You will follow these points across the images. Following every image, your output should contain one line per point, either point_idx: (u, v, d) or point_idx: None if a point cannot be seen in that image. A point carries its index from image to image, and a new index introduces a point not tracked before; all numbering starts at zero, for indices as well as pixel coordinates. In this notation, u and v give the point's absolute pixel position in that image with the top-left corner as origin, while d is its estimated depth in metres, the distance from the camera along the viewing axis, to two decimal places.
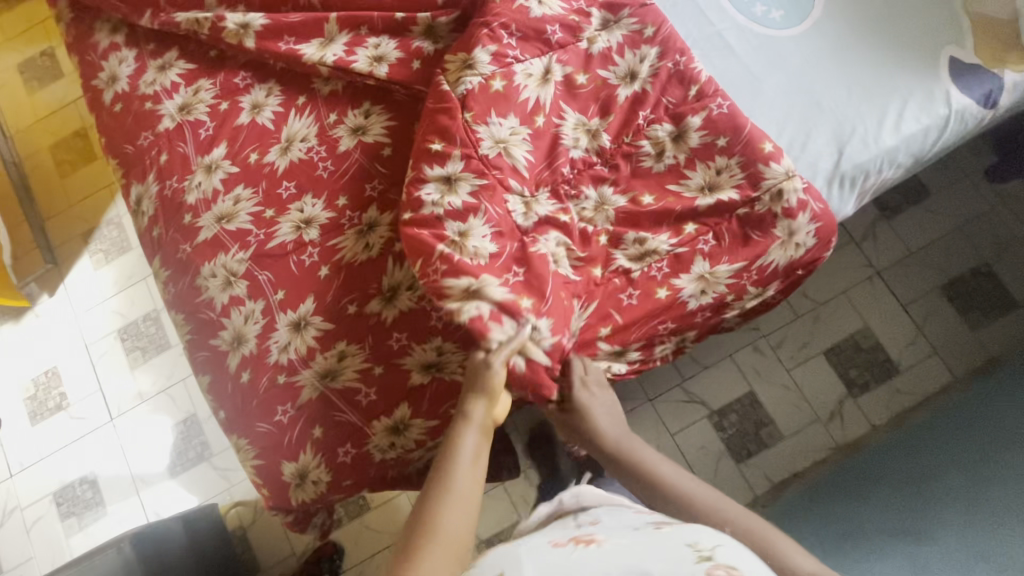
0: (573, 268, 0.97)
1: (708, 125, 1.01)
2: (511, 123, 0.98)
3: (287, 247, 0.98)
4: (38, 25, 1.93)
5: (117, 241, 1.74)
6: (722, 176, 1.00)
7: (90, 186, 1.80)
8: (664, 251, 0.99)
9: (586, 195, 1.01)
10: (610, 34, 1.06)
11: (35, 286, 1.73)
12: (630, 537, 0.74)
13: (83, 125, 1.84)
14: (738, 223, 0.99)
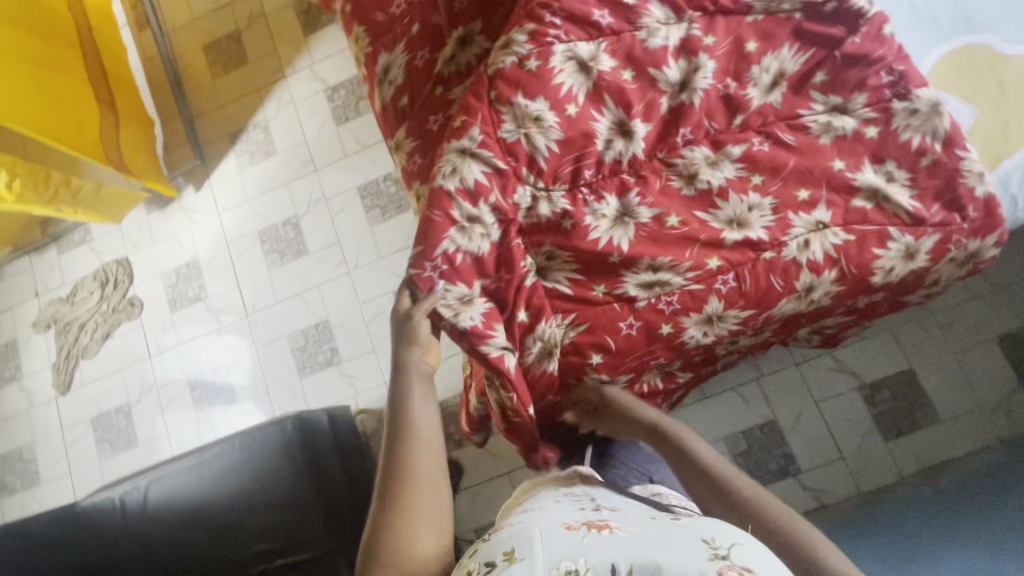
0: (663, 230, 0.72)
1: (793, 141, 0.74)
2: (535, 111, 0.74)
3: (437, 104, 0.82)
4: None
5: (263, 144, 1.76)
6: (752, 213, 0.73)
7: (243, 87, 1.81)
8: (675, 284, 0.72)
9: (603, 205, 0.73)
10: (673, 28, 0.77)
11: (182, 179, 1.79)
12: (644, 526, 0.65)
13: (237, 27, 1.85)
14: (760, 266, 0.72)
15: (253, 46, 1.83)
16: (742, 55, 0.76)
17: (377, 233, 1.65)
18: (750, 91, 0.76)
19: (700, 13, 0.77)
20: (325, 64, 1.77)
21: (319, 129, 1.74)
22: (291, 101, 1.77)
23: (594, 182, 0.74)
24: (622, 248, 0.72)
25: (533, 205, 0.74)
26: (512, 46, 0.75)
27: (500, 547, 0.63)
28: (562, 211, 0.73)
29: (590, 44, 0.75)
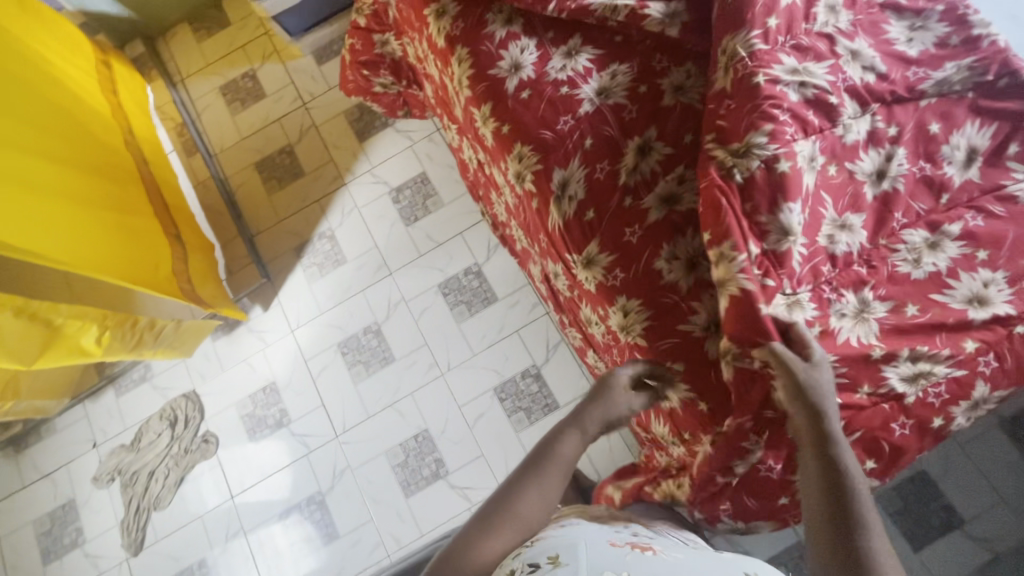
0: (909, 322, 0.70)
1: (1009, 213, 0.72)
2: (796, 213, 0.70)
3: (631, 216, 0.80)
4: (238, 50, 1.96)
5: (331, 254, 1.72)
6: (989, 289, 0.70)
7: (301, 199, 1.79)
8: (940, 374, 0.69)
9: (843, 301, 0.71)
10: (859, 121, 0.76)
11: (248, 300, 1.71)
12: (683, 553, 0.67)
13: (288, 142, 1.85)
14: (1016, 342, 0.69)
15: (307, 157, 1.83)
16: (929, 136, 0.76)
17: (466, 329, 1.59)
18: (948, 169, 0.75)
19: (881, 103, 0.77)
20: (385, 167, 1.77)
21: (387, 231, 1.71)
22: (355, 207, 1.75)
23: (833, 279, 0.72)
24: (876, 343, 0.69)
25: (793, 308, 0.69)
26: (751, 148, 0.72)
27: (544, 550, 0.64)
28: (814, 315, 0.70)
29: (809, 143, 0.73)
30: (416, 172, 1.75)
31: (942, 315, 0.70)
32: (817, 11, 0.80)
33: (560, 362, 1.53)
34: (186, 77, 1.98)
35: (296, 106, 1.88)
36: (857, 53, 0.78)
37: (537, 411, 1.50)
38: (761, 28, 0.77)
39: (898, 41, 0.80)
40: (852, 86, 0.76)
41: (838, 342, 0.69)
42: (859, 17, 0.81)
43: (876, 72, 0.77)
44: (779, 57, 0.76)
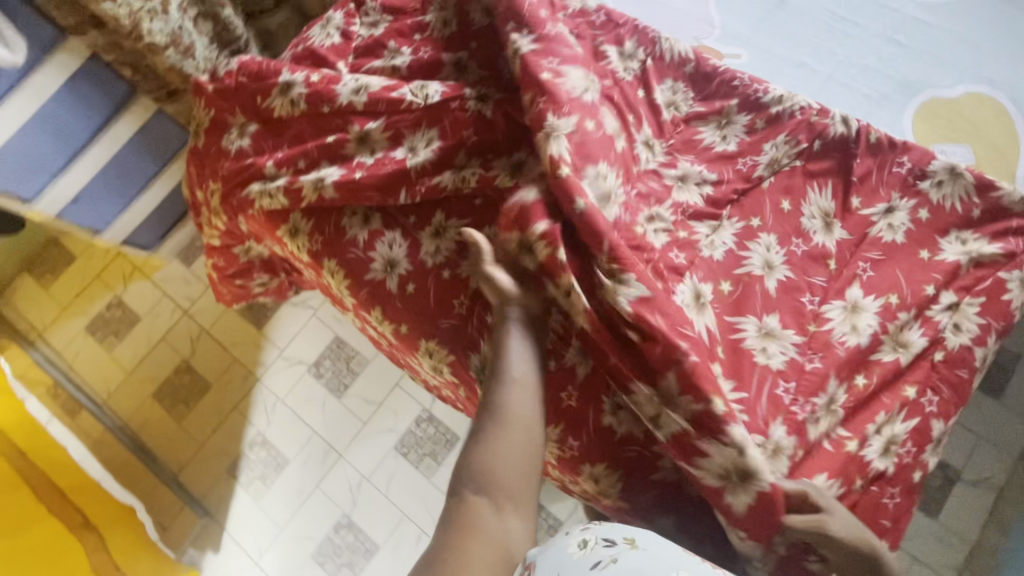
0: (856, 399, 0.76)
1: (884, 255, 0.81)
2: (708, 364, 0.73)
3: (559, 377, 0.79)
4: (94, 281, 1.79)
5: (270, 460, 1.57)
6: (906, 331, 0.78)
7: (217, 413, 1.63)
8: (903, 434, 0.76)
9: (815, 405, 0.75)
10: (722, 230, 0.84)
11: (194, 550, 1.51)
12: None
13: (182, 358, 1.69)
14: (940, 371, 0.77)
15: (208, 367, 1.68)
16: (785, 215, 0.84)
17: (440, 482, 1.49)
18: (816, 239, 0.82)
19: (732, 204, 0.85)
20: (294, 346, 1.66)
21: (321, 411, 1.59)
22: (277, 399, 1.62)
23: (796, 396, 0.75)
24: (845, 435, 0.75)
25: (772, 458, 0.71)
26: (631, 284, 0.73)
27: (618, 529, 0.64)
28: (795, 448, 0.72)
29: (686, 283, 0.78)
30: (328, 339, 1.65)
31: (883, 378, 0.76)
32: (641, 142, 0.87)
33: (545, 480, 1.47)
34: (44, 329, 1.77)
35: (177, 317, 1.74)
36: (687, 175, 0.86)
37: None
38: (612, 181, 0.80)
39: (715, 142, 0.89)
40: (700, 202, 0.84)
41: (818, 458, 0.73)
42: (677, 136, 0.90)
43: (711, 181, 0.86)
44: (635, 212, 0.81)
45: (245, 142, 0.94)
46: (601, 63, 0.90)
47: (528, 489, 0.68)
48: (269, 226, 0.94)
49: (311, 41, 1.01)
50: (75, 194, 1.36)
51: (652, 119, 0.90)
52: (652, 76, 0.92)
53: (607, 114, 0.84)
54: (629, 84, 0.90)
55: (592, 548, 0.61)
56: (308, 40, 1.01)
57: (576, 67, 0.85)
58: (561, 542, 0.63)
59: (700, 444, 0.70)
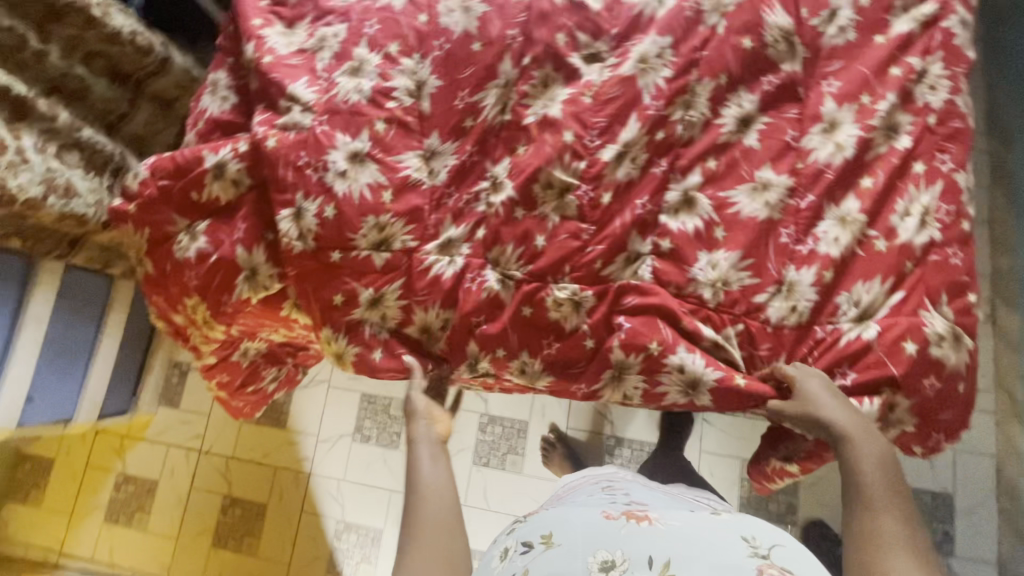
0: (873, 200, 0.77)
1: (844, 62, 0.81)
2: (705, 259, 0.77)
3: (602, 321, 0.78)
4: (89, 471, 1.63)
5: (363, 537, 1.51)
6: (895, 111, 0.79)
7: (287, 525, 1.55)
8: (932, 202, 0.78)
9: (824, 232, 0.77)
10: (696, 99, 0.79)
11: None
12: (681, 517, 0.71)
13: (223, 493, 1.59)
14: (937, 132, 0.80)
15: (253, 491, 1.58)
16: (749, 54, 0.79)
17: (532, 467, 1.50)
18: (785, 66, 0.80)
19: (696, 67, 0.79)
20: (328, 425, 1.59)
21: (387, 469, 1.54)
22: (338, 481, 1.56)
23: (796, 236, 0.78)
24: (874, 236, 0.77)
25: (789, 297, 0.76)
26: (638, 253, 0.78)
27: (536, 529, 0.71)
28: (842, 267, 0.77)
29: (675, 190, 0.79)
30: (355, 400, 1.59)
31: (888, 168, 0.78)
32: (580, 65, 0.83)
33: (623, 414, 1.51)
34: (62, 546, 1.60)
35: (196, 459, 1.62)
36: (644, 55, 0.80)
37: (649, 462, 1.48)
38: (564, 145, 0.79)
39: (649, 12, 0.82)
40: (660, 93, 0.79)
41: (855, 267, 0.77)
42: (620, 21, 0.83)
43: (669, 48, 0.80)
44: (600, 156, 0.79)
45: (202, 243, 0.82)
46: (506, 20, 0.84)
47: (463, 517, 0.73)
48: (271, 309, 0.86)
49: (208, 111, 0.90)
50: (26, 393, 1.20)
51: (583, 23, 0.83)
52: None
53: (537, 86, 0.83)
54: (542, 16, 0.83)
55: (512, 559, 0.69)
56: (204, 110, 0.91)
57: (494, 56, 0.83)
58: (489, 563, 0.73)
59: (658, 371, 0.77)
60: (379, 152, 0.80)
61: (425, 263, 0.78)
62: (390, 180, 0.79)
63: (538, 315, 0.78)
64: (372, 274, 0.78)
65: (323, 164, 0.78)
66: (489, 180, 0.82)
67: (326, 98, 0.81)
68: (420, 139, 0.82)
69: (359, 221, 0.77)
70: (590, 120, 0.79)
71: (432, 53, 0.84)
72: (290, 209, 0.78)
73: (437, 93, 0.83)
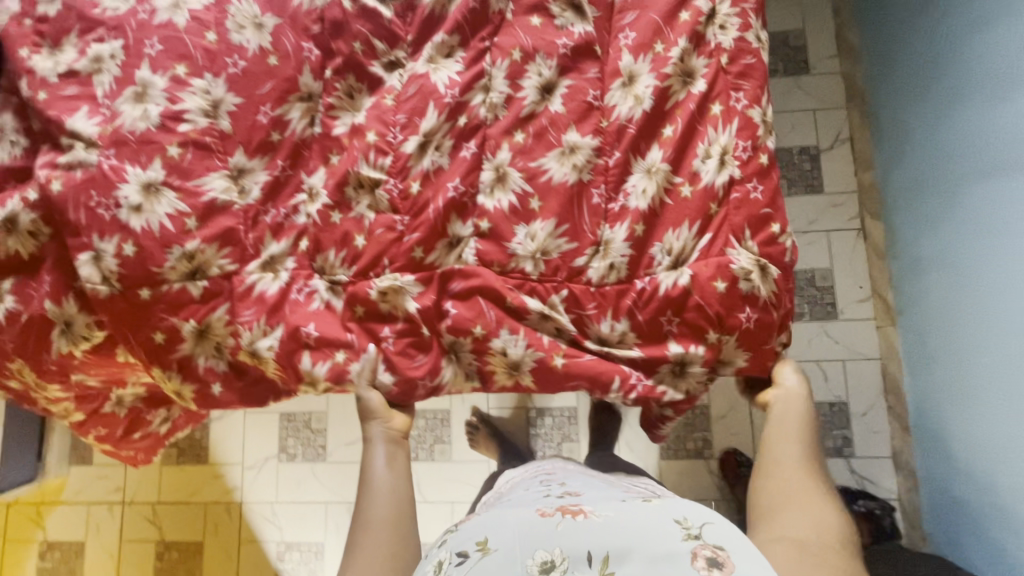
0: (676, 148, 0.79)
1: (636, 12, 0.81)
2: (525, 233, 0.77)
3: (428, 309, 0.77)
4: (8, 544, 1.57)
5: (306, 554, 1.51)
6: (688, 57, 0.81)
7: (227, 556, 1.53)
8: (732, 142, 0.80)
9: (632, 187, 0.79)
10: (493, 78, 0.80)
11: None
12: (615, 506, 0.69)
13: (155, 539, 1.55)
14: (732, 71, 0.82)
15: (187, 530, 1.55)
16: (538, 31, 0.80)
17: (460, 453, 1.51)
18: (577, 28, 0.80)
19: (488, 51, 0.80)
20: (251, 450, 1.56)
21: (318, 482, 1.53)
22: (271, 504, 1.54)
23: (608, 195, 0.79)
24: (680, 181, 0.80)
25: (607, 254, 0.78)
26: (459, 237, 0.78)
27: (471, 536, 0.67)
28: (654, 215, 0.79)
29: (486, 165, 0.79)
30: (274, 421, 1.56)
31: (684, 116, 0.80)
32: (381, 73, 0.82)
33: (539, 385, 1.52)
34: None
35: (120, 511, 1.57)
36: (432, 56, 0.80)
37: (570, 427, 1.50)
38: (369, 145, 0.79)
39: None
40: (455, 82, 0.79)
41: (666, 215, 0.79)
42: (413, 25, 0.82)
43: (460, 45, 0.81)
44: (403, 148, 0.79)
45: (10, 304, 0.77)
46: (300, 32, 0.81)
47: (407, 522, 0.73)
48: (103, 357, 0.81)
49: None
50: None
51: (374, 23, 0.81)
52: None
53: (341, 95, 0.82)
54: (335, 28, 0.81)
55: (446, 571, 0.64)
56: None
57: (293, 68, 0.80)
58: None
59: (487, 350, 0.77)
60: (178, 179, 0.75)
61: (247, 283, 0.76)
62: (193, 207, 0.75)
63: (371, 312, 0.78)
64: (191, 306, 0.76)
65: (114, 202, 0.73)
66: (306, 192, 0.80)
67: (110, 130, 0.75)
68: (224, 160, 0.77)
69: (164, 254, 0.74)
70: (391, 118, 0.79)
71: (225, 71, 0.78)
72: (89, 252, 0.74)
73: (237, 111, 0.78)
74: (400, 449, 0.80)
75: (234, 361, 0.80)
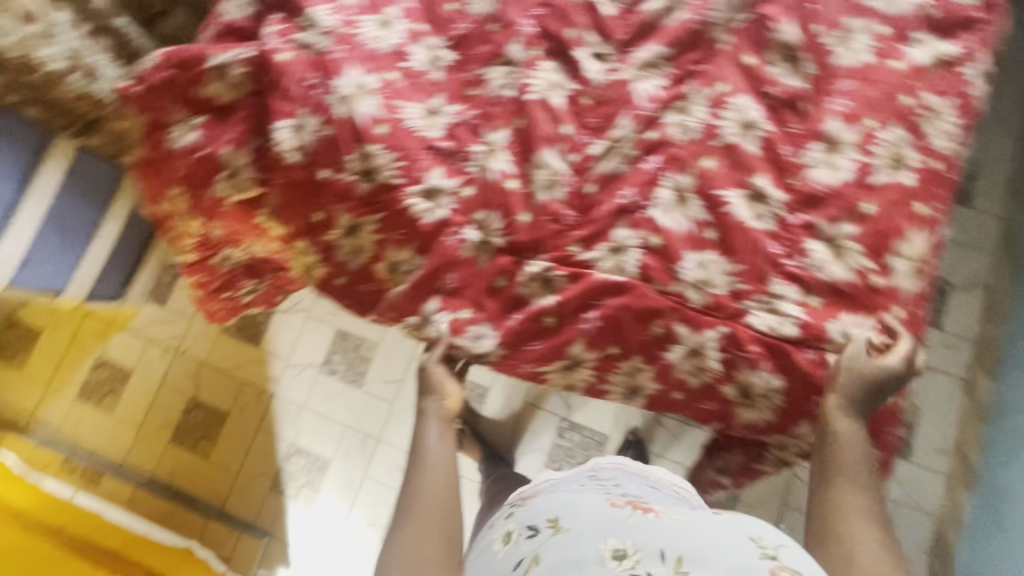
0: (870, 232, 0.74)
1: (857, 82, 0.79)
2: (694, 262, 0.73)
3: (568, 308, 0.75)
4: (70, 348, 1.71)
5: (311, 465, 1.57)
6: (899, 147, 0.77)
7: (243, 438, 1.61)
8: (925, 251, 0.75)
9: (813, 253, 0.74)
10: (694, 103, 0.80)
11: (264, 570, 1.51)
12: (688, 516, 0.72)
13: (189, 395, 1.65)
14: (937, 178, 0.78)
15: (218, 397, 1.64)
16: (751, 71, 0.81)
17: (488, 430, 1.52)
18: (789, 82, 0.80)
19: (695, 78, 0.81)
20: (298, 351, 1.64)
21: (345, 404, 1.59)
22: (298, 407, 1.61)
23: (788, 251, 0.74)
24: (868, 262, 0.74)
25: (774, 312, 0.73)
26: (623, 244, 0.75)
27: (544, 514, 0.73)
28: (827, 293, 0.73)
29: (678, 176, 0.77)
30: (331, 334, 1.63)
31: (888, 201, 0.75)
32: (585, 60, 0.84)
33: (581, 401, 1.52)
34: (34, 411, 1.69)
35: (171, 358, 1.68)
36: (643, 63, 0.82)
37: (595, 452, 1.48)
38: (561, 137, 0.80)
39: (662, 16, 0.84)
40: (656, 97, 0.80)
41: (842, 299, 0.73)
42: (629, 28, 0.84)
43: (668, 60, 0.82)
44: (590, 150, 0.79)
45: (196, 136, 0.86)
46: (523, 8, 0.87)
47: (451, 500, 0.87)
48: (241, 213, 0.89)
49: (225, 15, 0.92)
50: (23, 255, 1.28)
51: (595, 18, 0.85)
52: None
53: (544, 72, 0.84)
54: (559, 10, 0.86)
55: (518, 540, 0.71)
56: (222, 13, 0.92)
57: (507, 38, 0.86)
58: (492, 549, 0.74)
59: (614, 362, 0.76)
60: (386, 94, 0.80)
61: (406, 203, 0.78)
62: (388, 117, 0.79)
63: (510, 289, 0.78)
64: (354, 202, 0.79)
65: (330, 87, 0.78)
66: (484, 145, 0.82)
67: (344, 32, 0.82)
68: (425, 98, 0.84)
69: (351, 147, 0.77)
70: (585, 119, 0.81)
71: (452, 34, 0.88)
72: (291, 120, 0.78)
73: (449, 66, 0.86)
74: (450, 431, 0.97)
75: (365, 266, 0.83)
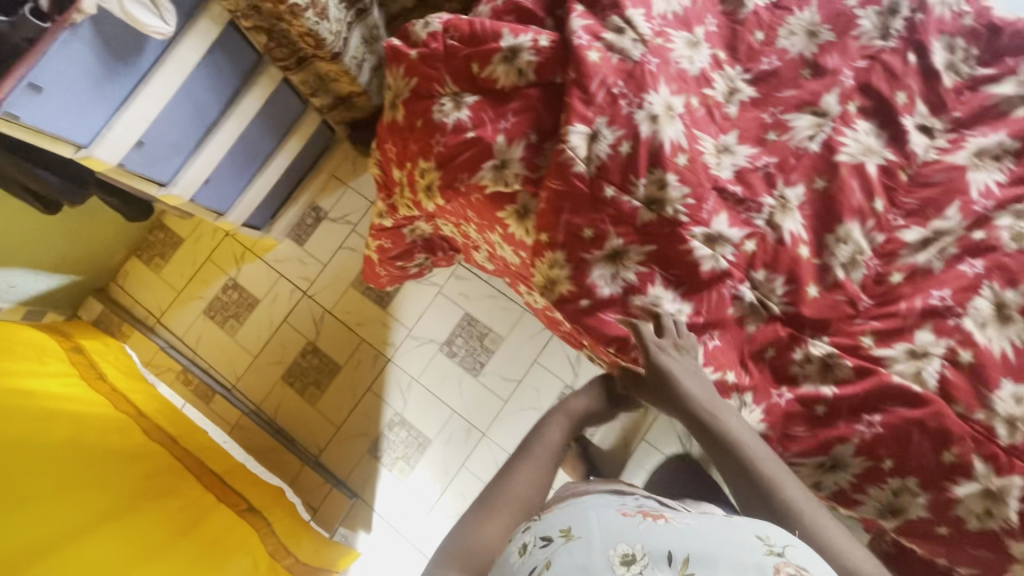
0: None
1: None
2: (1012, 392, 0.65)
3: (849, 402, 0.68)
4: (206, 263, 1.75)
5: (411, 439, 1.56)
6: None
7: (351, 395, 1.61)
8: None
9: None
10: None
11: (345, 529, 1.52)
12: (700, 519, 0.64)
13: (309, 340, 1.67)
14: None
15: (335, 349, 1.65)
16: None
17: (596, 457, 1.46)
18: None
19: None
20: (423, 324, 1.63)
21: (458, 390, 1.57)
22: (411, 379, 1.60)
23: None
24: None
25: None
26: (927, 350, 0.67)
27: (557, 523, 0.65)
28: None
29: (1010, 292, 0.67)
30: (458, 316, 1.61)
31: None
32: (910, 130, 0.75)
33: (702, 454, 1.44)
34: (161, 315, 1.75)
35: (298, 298, 1.70)
36: (981, 150, 0.72)
37: None
38: (871, 211, 0.72)
39: (1012, 104, 0.74)
40: (991, 193, 0.71)
41: None
42: (966, 106, 0.75)
43: (1012, 154, 0.72)
44: (901, 234, 0.71)
45: (464, 115, 0.81)
46: (846, 57, 0.78)
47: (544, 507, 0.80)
48: (488, 208, 0.82)
49: None
50: (206, 175, 1.32)
51: (929, 88, 0.76)
52: (928, 33, 0.77)
53: (859, 132, 0.75)
54: (889, 69, 0.77)
55: (531, 553, 0.63)
56: None
57: (822, 87, 0.78)
58: (507, 558, 0.65)
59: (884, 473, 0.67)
60: (689, 121, 0.74)
61: (690, 244, 0.72)
62: (688, 148, 0.74)
63: (780, 359, 0.71)
64: (630, 227, 0.73)
65: (641, 102, 0.73)
66: (777, 199, 0.74)
67: (658, 44, 0.76)
68: (718, 132, 0.77)
69: (648, 170, 0.72)
70: (899, 198, 0.73)
71: (757, 68, 0.80)
72: (586, 127, 0.73)
73: (747, 103, 0.79)
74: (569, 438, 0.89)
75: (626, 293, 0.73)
